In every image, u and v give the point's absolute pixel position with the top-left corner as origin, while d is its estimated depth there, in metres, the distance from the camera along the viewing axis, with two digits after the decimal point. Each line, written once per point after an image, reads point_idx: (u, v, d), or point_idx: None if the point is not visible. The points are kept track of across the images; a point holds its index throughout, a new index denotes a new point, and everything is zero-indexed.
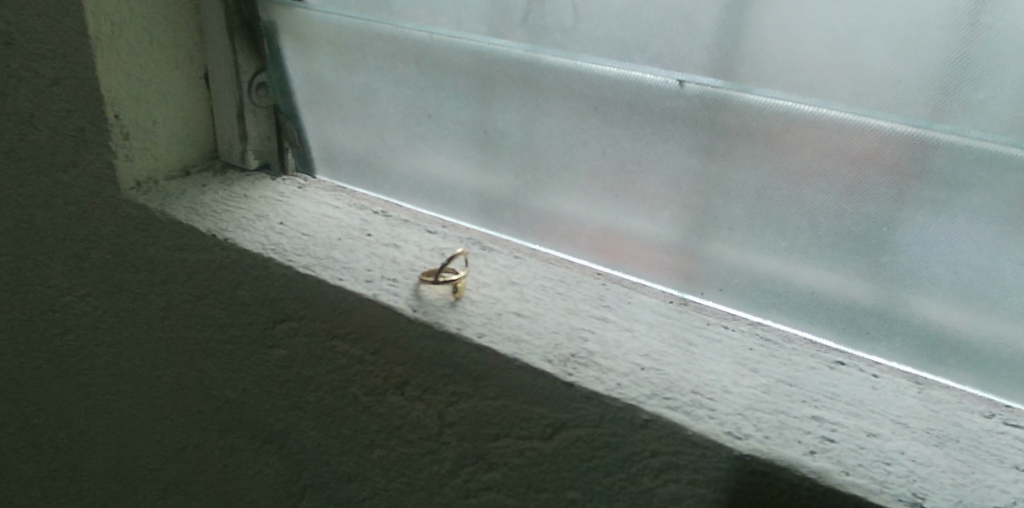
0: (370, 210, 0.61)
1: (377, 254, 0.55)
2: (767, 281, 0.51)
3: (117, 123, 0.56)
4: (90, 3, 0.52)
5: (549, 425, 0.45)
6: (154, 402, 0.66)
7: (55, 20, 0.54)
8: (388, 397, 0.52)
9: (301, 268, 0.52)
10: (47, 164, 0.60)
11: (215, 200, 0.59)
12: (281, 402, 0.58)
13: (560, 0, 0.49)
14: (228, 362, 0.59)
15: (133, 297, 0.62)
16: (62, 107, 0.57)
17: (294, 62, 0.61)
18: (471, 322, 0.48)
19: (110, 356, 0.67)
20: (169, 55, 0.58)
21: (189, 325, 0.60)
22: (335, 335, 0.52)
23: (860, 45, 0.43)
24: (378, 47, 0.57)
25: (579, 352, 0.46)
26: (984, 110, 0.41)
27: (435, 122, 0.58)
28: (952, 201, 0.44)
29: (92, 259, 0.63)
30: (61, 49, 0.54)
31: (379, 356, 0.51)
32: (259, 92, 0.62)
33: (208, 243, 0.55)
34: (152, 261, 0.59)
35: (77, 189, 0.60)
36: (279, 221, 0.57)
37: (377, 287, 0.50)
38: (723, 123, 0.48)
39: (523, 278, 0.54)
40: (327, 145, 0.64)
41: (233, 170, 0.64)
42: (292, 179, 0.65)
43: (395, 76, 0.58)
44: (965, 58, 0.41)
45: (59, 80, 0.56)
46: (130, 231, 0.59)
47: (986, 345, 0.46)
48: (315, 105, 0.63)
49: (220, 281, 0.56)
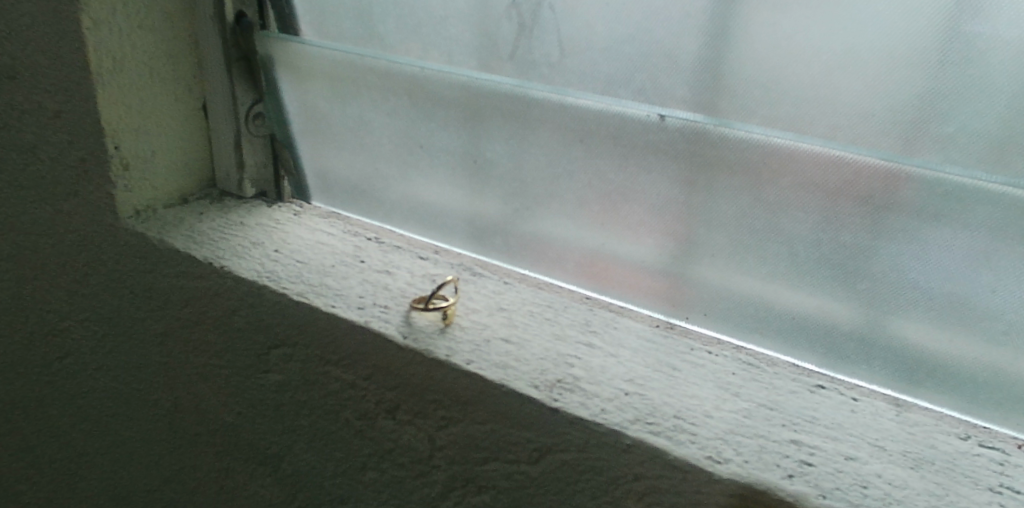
0: (364, 237, 0.63)
1: (370, 281, 0.56)
2: (749, 306, 0.53)
3: (117, 155, 0.57)
4: (92, 40, 0.54)
5: (536, 449, 0.46)
6: (152, 424, 0.67)
7: (58, 55, 0.55)
8: (380, 422, 0.53)
9: (295, 295, 0.53)
10: (49, 193, 0.62)
11: (212, 228, 0.61)
12: (276, 426, 0.59)
13: (547, 35, 0.52)
14: (224, 386, 0.60)
15: (131, 322, 0.64)
16: (63, 139, 0.58)
17: (289, 94, 0.62)
18: (460, 349, 0.49)
19: (109, 380, 0.68)
20: (169, 88, 0.60)
21: (185, 350, 0.61)
22: (328, 360, 0.53)
23: (833, 81, 0.45)
24: (370, 80, 0.58)
25: (564, 378, 0.47)
26: (955, 144, 0.43)
27: (427, 153, 0.60)
28: (925, 231, 0.45)
29: (92, 285, 0.64)
30: (63, 84, 0.56)
31: (371, 381, 0.52)
32: (256, 122, 0.63)
33: (205, 271, 0.56)
34: (150, 287, 0.60)
35: (77, 218, 0.61)
36: (274, 249, 0.59)
37: (369, 314, 0.52)
38: (703, 157, 0.49)
39: (512, 304, 0.56)
40: (322, 174, 0.65)
41: (230, 198, 0.65)
42: (287, 206, 0.66)
43: (387, 108, 0.59)
44: (932, 94, 0.43)
45: (61, 113, 0.57)
46: (129, 258, 0.60)
47: (961, 369, 0.47)
48: (310, 135, 0.64)
49: (216, 307, 0.57)
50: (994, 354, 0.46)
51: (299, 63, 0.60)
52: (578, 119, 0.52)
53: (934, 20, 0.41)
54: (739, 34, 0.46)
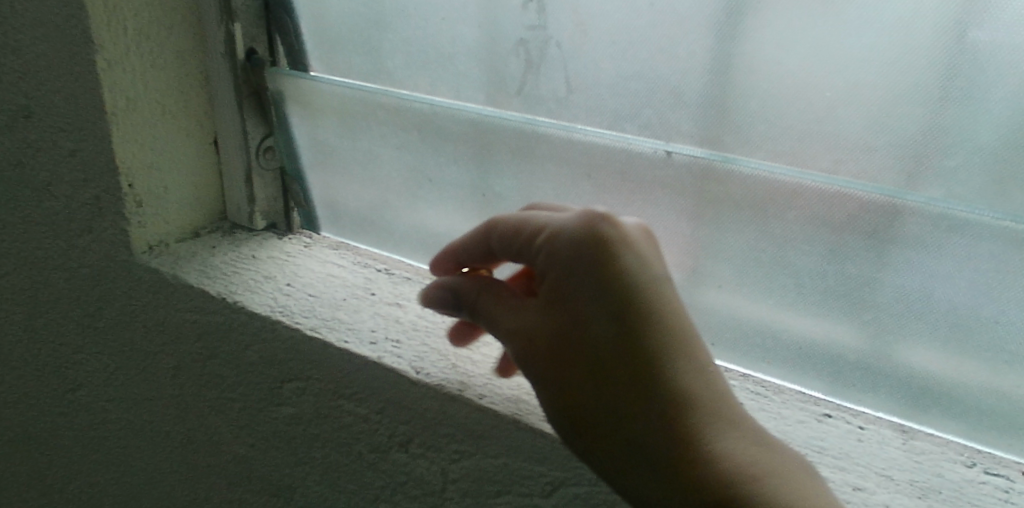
0: (373, 268, 0.64)
1: (381, 314, 0.57)
2: (756, 335, 0.53)
3: (131, 192, 0.58)
4: (108, 81, 0.55)
5: (549, 483, 0.47)
6: (163, 455, 0.68)
7: (73, 96, 0.56)
8: (393, 455, 0.53)
9: (307, 331, 0.54)
10: (63, 229, 0.63)
11: (224, 262, 0.61)
12: (288, 458, 0.59)
13: (554, 71, 0.52)
14: (237, 418, 0.61)
15: (144, 355, 0.64)
16: (78, 177, 0.59)
17: (299, 127, 0.63)
18: (472, 383, 0.50)
19: (121, 411, 0.69)
20: (181, 125, 0.61)
21: (197, 382, 0.62)
22: (341, 394, 0.54)
23: (836, 117, 0.46)
24: (379, 116, 0.59)
25: None
26: (957, 178, 0.44)
27: (436, 186, 0.61)
28: (929, 262, 0.46)
29: (105, 318, 0.65)
30: (79, 123, 0.57)
31: (384, 415, 0.52)
32: (267, 155, 0.64)
33: (218, 306, 0.57)
34: (163, 321, 0.61)
35: (91, 253, 0.62)
36: (286, 283, 0.59)
37: (381, 350, 0.52)
38: (710, 192, 0.50)
39: None
40: (331, 204, 0.66)
41: (241, 231, 0.66)
42: (297, 238, 0.67)
43: (397, 143, 0.60)
44: (934, 129, 0.44)
45: (76, 151, 0.58)
46: (143, 292, 0.61)
47: (967, 396, 0.48)
48: (320, 167, 0.65)
49: (229, 342, 0.58)
50: (998, 381, 0.47)
51: (309, 99, 0.61)
52: (585, 154, 0.53)
53: (935, 59, 0.42)
54: (742, 71, 0.47)
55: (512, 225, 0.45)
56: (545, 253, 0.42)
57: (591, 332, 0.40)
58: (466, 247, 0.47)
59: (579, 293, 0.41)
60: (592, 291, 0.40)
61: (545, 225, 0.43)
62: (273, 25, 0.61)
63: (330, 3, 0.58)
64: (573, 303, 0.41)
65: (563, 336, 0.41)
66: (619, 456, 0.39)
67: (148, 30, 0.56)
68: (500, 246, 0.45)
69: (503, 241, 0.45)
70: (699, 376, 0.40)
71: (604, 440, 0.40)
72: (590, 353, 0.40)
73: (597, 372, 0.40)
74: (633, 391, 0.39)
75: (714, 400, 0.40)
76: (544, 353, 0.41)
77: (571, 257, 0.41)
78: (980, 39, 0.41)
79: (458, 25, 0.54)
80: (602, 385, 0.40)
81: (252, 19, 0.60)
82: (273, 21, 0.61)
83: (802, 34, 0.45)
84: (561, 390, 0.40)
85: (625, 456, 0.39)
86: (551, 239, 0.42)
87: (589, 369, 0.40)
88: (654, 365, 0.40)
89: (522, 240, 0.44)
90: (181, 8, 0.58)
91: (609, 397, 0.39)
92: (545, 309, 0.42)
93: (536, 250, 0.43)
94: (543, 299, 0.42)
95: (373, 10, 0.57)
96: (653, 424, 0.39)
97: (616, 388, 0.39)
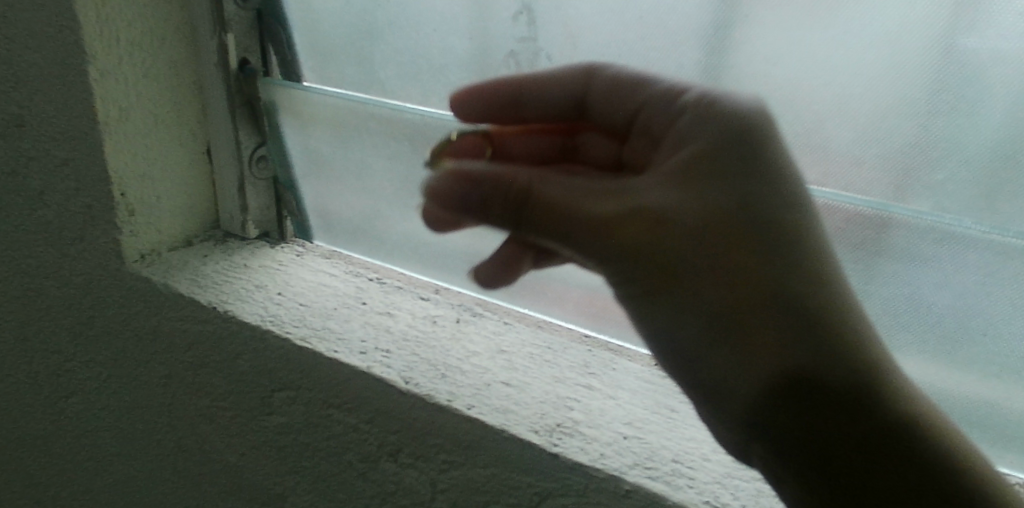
0: (365, 277, 0.64)
1: (371, 323, 0.57)
2: None
3: (123, 202, 0.59)
4: (100, 92, 0.55)
5: (536, 494, 0.47)
6: (154, 464, 0.68)
7: (66, 106, 0.57)
8: (382, 465, 0.53)
9: (297, 340, 0.54)
10: (55, 237, 0.63)
11: (216, 271, 0.62)
12: (279, 466, 0.59)
13: None
14: (228, 427, 0.61)
15: (136, 363, 0.64)
16: (70, 186, 0.59)
17: (293, 137, 0.63)
18: (460, 393, 0.50)
19: (112, 419, 0.69)
20: (174, 135, 0.61)
21: (188, 391, 0.62)
22: (331, 404, 0.54)
23: (826, 130, 0.45)
24: (371, 126, 0.59)
25: (564, 421, 0.48)
26: (944, 191, 0.44)
27: None
28: (916, 275, 0.46)
29: (97, 326, 0.65)
30: (71, 133, 0.57)
31: (373, 424, 0.53)
32: (260, 165, 0.64)
33: (210, 315, 0.58)
34: (155, 330, 0.61)
35: (83, 261, 0.62)
36: (278, 291, 0.60)
37: (371, 360, 0.52)
38: None
39: (512, 345, 0.56)
40: (324, 213, 0.66)
41: (234, 239, 0.66)
42: (290, 246, 0.67)
43: (388, 153, 0.59)
44: (919, 143, 0.44)
45: (68, 161, 0.59)
46: (136, 301, 0.61)
47: None
48: (314, 177, 0.64)
49: (220, 350, 0.58)
50: (987, 393, 0.47)
51: (302, 109, 0.61)
52: None
53: (924, 73, 0.42)
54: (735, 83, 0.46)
55: (634, 88, 0.42)
56: (684, 118, 0.39)
57: (712, 217, 0.37)
58: (557, 98, 0.44)
59: (710, 176, 0.38)
60: (738, 173, 0.37)
61: (688, 91, 0.40)
62: (266, 35, 0.61)
63: (323, 14, 0.58)
64: (706, 178, 0.38)
65: (665, 215, 0.38)
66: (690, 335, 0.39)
67: (142, 40, 0.57)
68: (601, 105, 0.42)
69: (616, 98, 0.42)
70: (842, 294, 0.37)
71: (676, 311, 0.39)
72: (690, 242, 0.37)
73: (684, 258, 0.38)
74: (738, 291, 0.37)
75: (845, 323, 0.36)
76: (621, 236, 0.39)
77: (723, 130, 0.38)
78: (968, 54, 0.41)
79: (450, 36, 0.54)
80: (707, 271, 0.37)
81: (245, 30, 0.60)
82: (266, 32, 0.61)
83: (792, 46, 0.45)
84: (643, 258, 0.38)
85: (700, 337, 0.38)
86: (697, 111, 0.39)
87: (672, 266, 0.38)
88: (788, 271, 0.36)
89: (647, 104, 0.41)
90: (175, 19, 0.59)
91: (702, 280, 0.37)
92: (665, 180, 0.39)
93: (667, 113, 0.40)
94: (664, 171, 0.39)
95: (365, 22, 0.57)
96: (748, 325, 0.36)
97: (720, 278, 0.37)
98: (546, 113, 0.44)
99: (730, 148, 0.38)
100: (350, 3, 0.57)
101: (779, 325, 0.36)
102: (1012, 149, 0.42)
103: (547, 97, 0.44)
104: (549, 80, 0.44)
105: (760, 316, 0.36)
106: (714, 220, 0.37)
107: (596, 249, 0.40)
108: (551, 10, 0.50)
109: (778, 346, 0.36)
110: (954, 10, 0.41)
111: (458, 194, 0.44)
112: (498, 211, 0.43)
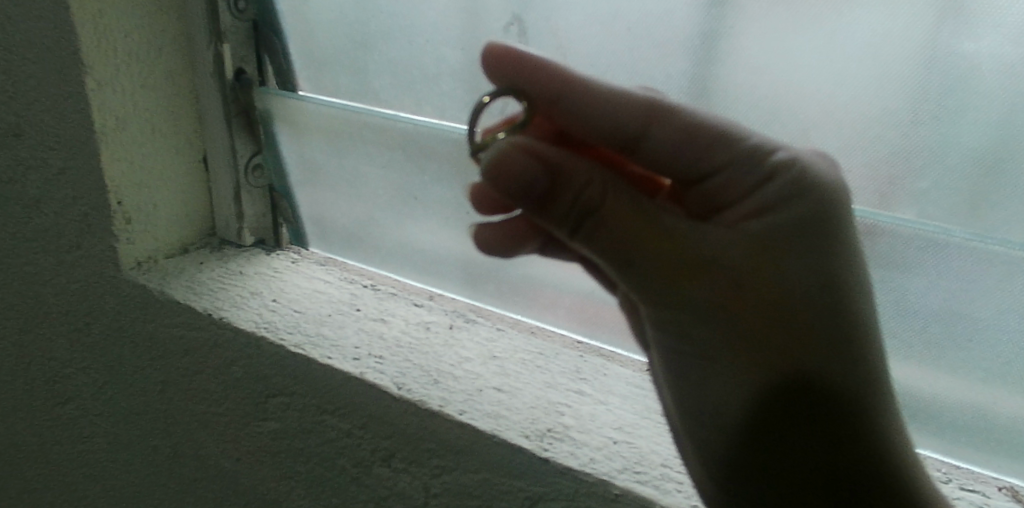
0: (359, 284, 0.64)
1: (365, 330, 0.58)
2: None
3: (120, 210, 0.59)
4: (97, 101, 0.56)
5: (527, 498, 0.47)
6: (151, 470, 0.68)
7: (63, 115, 0.57)
8: (375, 470, 0.54)
9: (291, 347, 0.55)
10: (52, 245, 0.63)
11: (211, 278, 0.62)
12: (274, 472, 0.60)
13: None
14: (223, 433, 0.61)
15: (133, 370, 0.65)
16: (67, 194, 0.60)
17: (288, 146, 0.64)
18: (452, 399, 0.50)
19: (109, 425, 0.69)
20: (170, 143, 0.62)
21: (184, 397, 0.63)
22: (325, 409, 0.55)
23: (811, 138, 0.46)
24: (365, 135, 0.60)
25: (555, 426, 0.49)
26: (928, 198, 0.45)
27: (422, 204, 0.61)
28: (901, 282, 0.47)
29: (94, 333, 0.66)
30: (68, 142, 0.58)
31: (367, 430, 0.53)
32: (255, 173, 0.65)
33: (205, 322, 0.58)
34: (151, 337, 0.62)
35: (80, 269, 0.63)
36: (272, 298, 0.60)
37: (365, 366, 0.53)
38: None
39: (504, 351, 0.57)
40: (318, 221, 0.67)
41: (230, 247, 0.67)
42: (285, 254, 0.67)
43: (382, 161, 0.60)
44: (903, 151, 0.44)
45: (65, 170, 0.59)
46: (132, 308, 0.62)
47: (942, 412, 0.48)
48: (308, 184, 0.66)
49: (215, 357, 0.59)
50: (972, 398, 0.47)
51: (296, 118, 0.62)
52: None
53: (907, 84, 0.43)
54: (719, 92, 0.48)
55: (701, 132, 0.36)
56: (770, 181, 0.36)
57: (772, 292, 0.36)
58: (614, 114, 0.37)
59: (789, 251, 0.36)
60: (816, 251, 0.36)
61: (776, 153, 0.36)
62: (261, 45, 0.62)
63: (317, 25, 0.59)
64: (782, 252, 0.36)
65: (738, 272, 0.37)
66: (712, 376, 0.39)
67: (138, 51, 0.58)
68: (667, 146, 0.37)
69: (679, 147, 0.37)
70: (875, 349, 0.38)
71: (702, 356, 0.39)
72: (753, 305, 0.37)
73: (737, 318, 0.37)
74: (777, 358, 0.37)
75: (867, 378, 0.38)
76: (685, 283, 0.37)
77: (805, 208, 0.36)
78: (949, 65, 0.42)
79: (442, 46, 0.55)
80: (752, 334, 0.37)
81: (241, 40, 0.61)
82: (262, 42, 0.62)
83: (777, 58, 0.45)
84: (686, 301, 0.38)
85: (718, 380, 0.39)
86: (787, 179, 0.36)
87: (715, 309, 0.37)
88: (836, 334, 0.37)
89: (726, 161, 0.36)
90: (171, 30, 0.59)
91: (743, 336, 0.38)
92: (738, 236, 0.36)
93: (746, 173, 0.36)
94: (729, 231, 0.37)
95: (359, 32, 0.58)
96: (775, 388, 0.38)
97: (760, 345, 0.37)
98: (601, 139, 0.38)
99: (814, 231, 0.36)
100: (344, 14, 0.58)
101: (801, 393, 0.38)
102: (993, 159, 0.43)
103: (602, 112, 0.37)
104: (609, 95, 0.37)
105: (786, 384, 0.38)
106: (773, 297, 0.37)
107: (649, 284, 0.38)
108: (541, 21, 0.51)
109: (792, 408, 0.38)
110: (937, 21, 0.41)
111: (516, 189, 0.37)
112: (559, 215, 0.38)
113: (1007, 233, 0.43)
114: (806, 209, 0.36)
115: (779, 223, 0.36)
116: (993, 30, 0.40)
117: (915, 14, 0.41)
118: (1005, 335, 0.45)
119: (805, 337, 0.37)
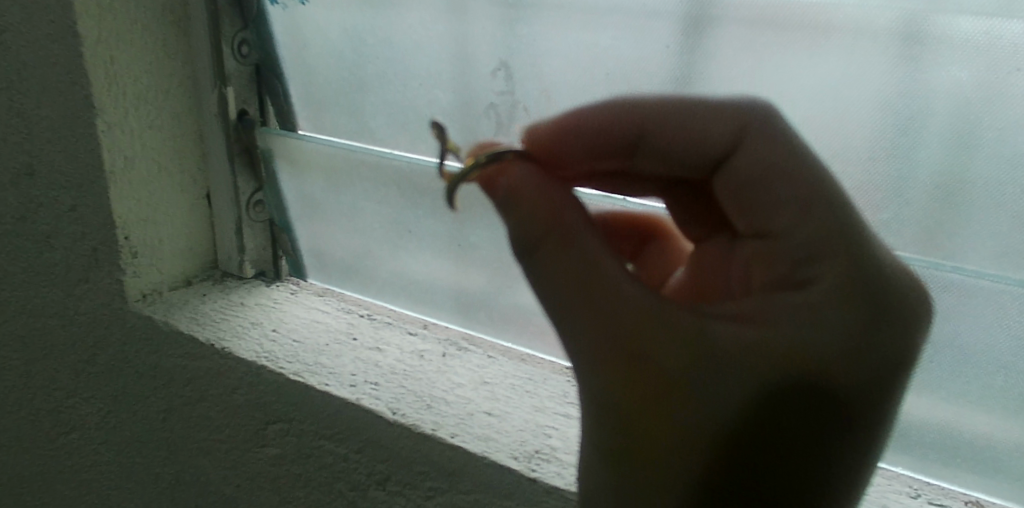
0: (356, 313, 0.67)
1: (362, 358, 0.60)
2: None
3: (127, 244, 0.62)
4: (108, 143, 0.59)
5: None
6: (152, 497, 0.70)
7: (75, 156, 0.60)
8: (371, 493, 0.56)
9: (291, 374, 0.57)
10: (61, 279, 0.66)
11: (214, 309, 0.65)
12: (272, 497, 0.62)
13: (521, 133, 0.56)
14: (224, 459, 0.64)
15: (136, 399, 0.67)
16: (76, 230, 0.63)
17: (288, 182, 0.67)
18: (445, 422, 0.53)
19: (111, 454, 0.72)
20: (176, 181, 0.65)
21: (186, 425, 0.65)
22: (323, 435, 0.57)
23: None
24: (361, 172, 0.63)
25: (542, 448, 0.51)
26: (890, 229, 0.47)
27: (416, 236, 0.64)
28: None
29: (99, 364, 0.68)
30: (79, 181, 0.61)
31: (362, 454, 0.55)
32: (257, 208, 0.68)
33: (207, 351, 0.61)
34: (155, 367, 0.65)
35: (87, 301, 0.66)
36: (272, 328, 0.63)
37: (361, 392, 0.55)
38: None
39: (495, 377, 0.59)
40: (318, 252, 0.70)
41: (231, 279, 0.70)
42: (285, 285, 0.70)
43: (377, 197, 0.64)
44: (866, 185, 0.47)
45: (75, 207, 0.62)
46: (137, 340, 0.65)
47: (912, 429, 0.51)
48: (308, 218, 0.69)
49: (216, 386, 0.62)
50: (940, 414, 0.50)
51: (296, 156, 0.65)
52: None
53: (866, 125, 0.46)
54: None
55: (778, 181, 0.37)
56: (820, 260, 0.35)
57: (771, 343, 0.35)
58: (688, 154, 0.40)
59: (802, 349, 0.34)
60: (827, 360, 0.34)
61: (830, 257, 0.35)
62: (264, 88, 0.65)
63: (315, 69, 0.63)
64: (810, 318, 0.34)
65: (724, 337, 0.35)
66: (656, 435, 0.36)
67: (147, 93, 0.61)
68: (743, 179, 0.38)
69: (752, 192, 0.37)
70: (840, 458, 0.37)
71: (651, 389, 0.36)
72: (727, 378, 0.35)
73: (710, 354, 0.35)
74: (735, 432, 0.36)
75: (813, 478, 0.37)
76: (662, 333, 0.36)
77: (858, 295, 0.34)
78: (904, 106, 0.45)
79: (434, 89, 0.58)
80: (715, 415, 0.35)
81: (243, 83, 0.64)
82: (264, 86, 0.65)
83: None
84: (665, 328, 0.36)
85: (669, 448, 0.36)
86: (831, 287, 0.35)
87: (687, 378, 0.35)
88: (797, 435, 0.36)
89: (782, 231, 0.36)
90: (178, 74, 0.63)
91: (717, 372, 0.35)
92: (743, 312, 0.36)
93: (801, 242, 0.36)
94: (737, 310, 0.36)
95: (355, 75, 0.61)
96: (720, 448, 0.36)
97: (714, 425, 0.36)
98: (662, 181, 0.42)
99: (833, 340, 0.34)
100: (341, 58, 0.61)
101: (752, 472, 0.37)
102: (946, 192, 0.46)
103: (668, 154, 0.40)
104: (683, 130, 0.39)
105: (738, 435, 0.36)
106: (754, 377, 0.35)
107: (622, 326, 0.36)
108: (527, 66, 0.54)
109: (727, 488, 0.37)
110: (890, 66, 0.44)
111: (534, 190, 0.39)
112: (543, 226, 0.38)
113: (962, 260, 0.46)
114: (841, 288, 0.34)
115: (810, 290, 0.35)
116: (943, 76, 0.43)
117: (869, 61, 0.45)
118: (967, 356, 0.48)
119: (782, 403, 0.35)
